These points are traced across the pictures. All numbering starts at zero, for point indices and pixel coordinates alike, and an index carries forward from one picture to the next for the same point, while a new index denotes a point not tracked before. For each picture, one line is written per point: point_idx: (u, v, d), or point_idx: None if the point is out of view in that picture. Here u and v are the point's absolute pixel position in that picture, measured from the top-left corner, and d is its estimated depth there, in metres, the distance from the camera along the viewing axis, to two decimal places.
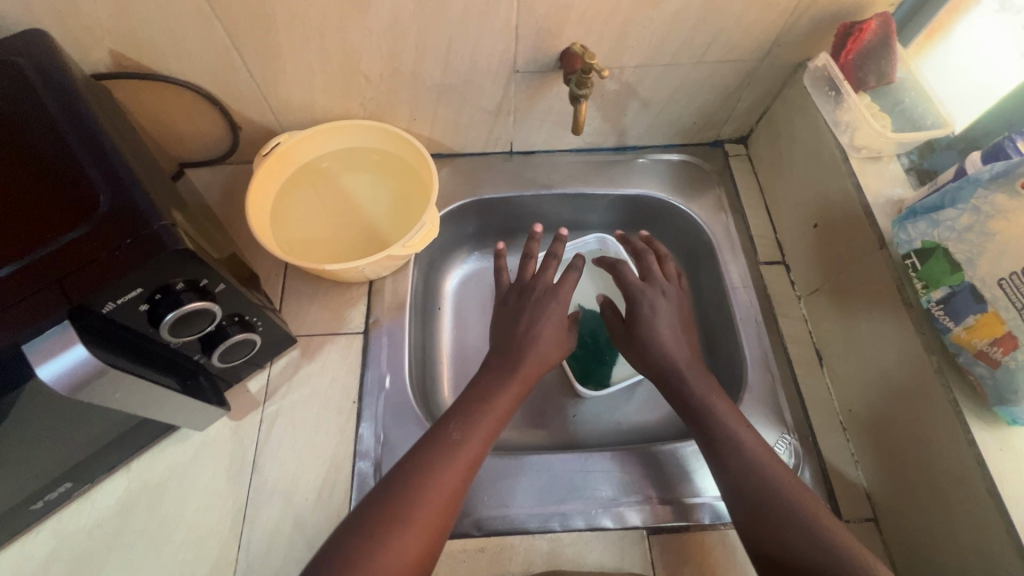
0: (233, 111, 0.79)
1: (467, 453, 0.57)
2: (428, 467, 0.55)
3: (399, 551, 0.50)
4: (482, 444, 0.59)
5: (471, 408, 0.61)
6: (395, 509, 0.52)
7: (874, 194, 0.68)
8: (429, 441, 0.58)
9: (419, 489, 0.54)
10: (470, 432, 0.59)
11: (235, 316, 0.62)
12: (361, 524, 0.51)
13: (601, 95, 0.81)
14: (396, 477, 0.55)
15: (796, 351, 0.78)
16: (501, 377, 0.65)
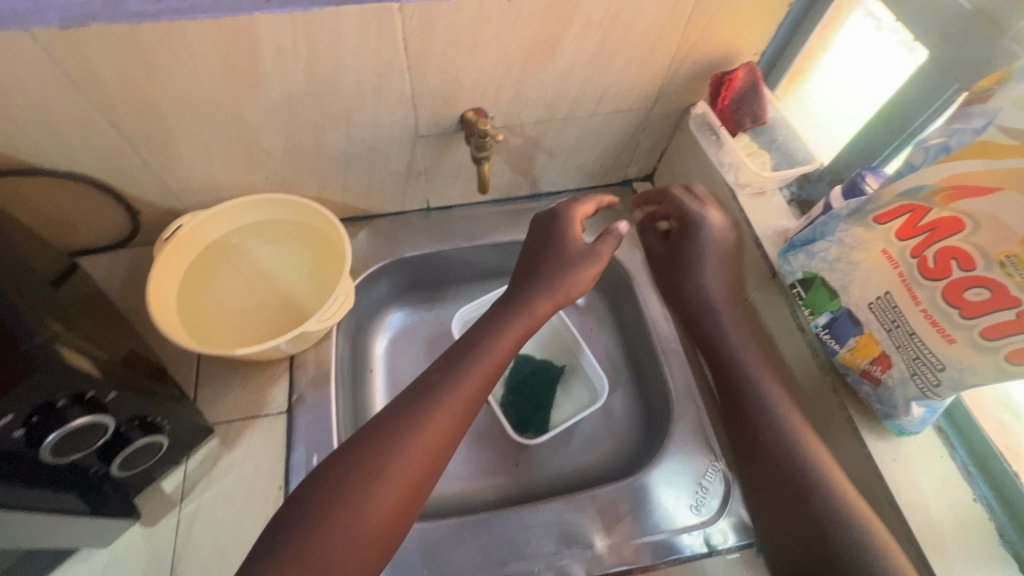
0: (128, 195, 0.76)
1: (433, 428, 0.55)
2: (392, 437, 0.53)
3: (350, 527, 0.49)
4: (447, 421, 0.56)
5: (441, 380, 0.58)
6: (355, 482, 0.50)
7: (762, 226, 0.73)
8: (395, 404, 0.56)
9: (378, 457, 0.52)
10: (436, 406, 0.56)
11: (136, 419, 0.57)
12: (318, 497, 0.50)
13: (507, 149, 0.84)
14: (359, 441, 0.53)
15: (716, 378, 0.81)
16: (473, 351, 0.61)
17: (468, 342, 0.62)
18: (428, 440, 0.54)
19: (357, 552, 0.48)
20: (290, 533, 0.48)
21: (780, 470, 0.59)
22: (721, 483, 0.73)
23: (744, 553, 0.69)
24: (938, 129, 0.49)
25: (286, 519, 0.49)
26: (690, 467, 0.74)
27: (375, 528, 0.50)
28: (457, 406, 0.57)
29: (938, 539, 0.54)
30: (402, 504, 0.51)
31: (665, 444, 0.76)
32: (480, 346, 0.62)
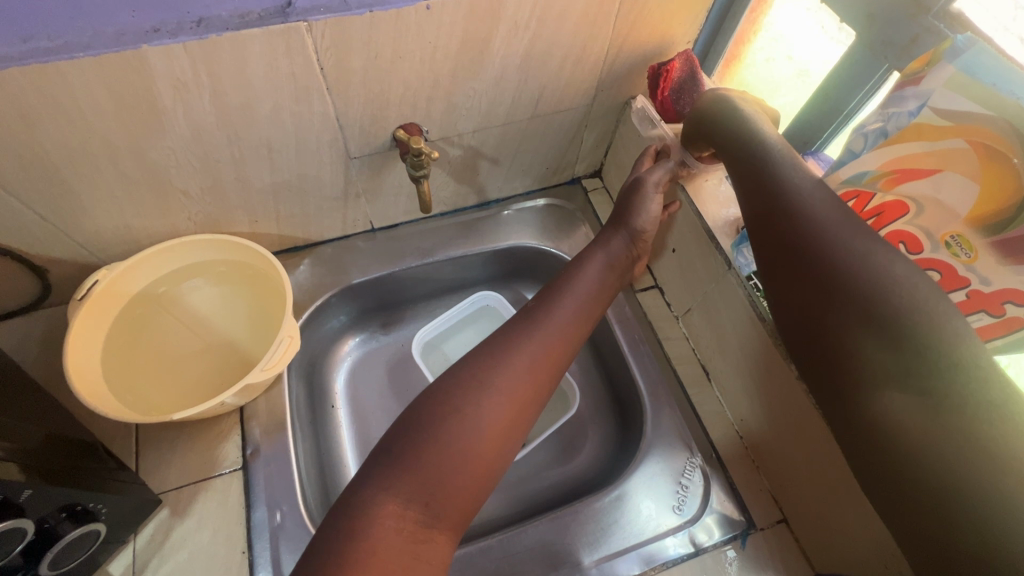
0: (31, 255, 0.68)
1: (524, 360, 0.60)
2: (488, 370, 0.58)
3: (455, 449, 0.53)
4: (536, 354, 0.61)
5: (529, 324, 0.63)
6: (456, 409, 0.55)
7: (713, 217, 0.72)
8: (491, 343, 0.62)
9: (479, 385, 0.57)
10: (525, 342, 0.61)
11: (65, 510, 0.51)
12: (421, 424, 0.55)
13: (448, 161, 0.80)
14: (459, 372, 0.59)
15: (684, 371, 0.80)
16: (567, 296, 0.67)
17: (552, 291, 0.67)
18: (521, 372, 0.59)
19: (463, 474, 0.53)
20: (395, 460, 0.53)
21: (834, 289, 0.50)
22: (700, 479, 0.72)
23: (730, 547, 0.69)
24: (875, 115, 0.53)
25: (391, 449, 0.54)
26: (668, 467, 0.73)
27: (480, 450, 0.55)
28: (545, 342, 0.62)
29: None
30: (501, 432, 0.56)
31: (642, 446, 0.75)
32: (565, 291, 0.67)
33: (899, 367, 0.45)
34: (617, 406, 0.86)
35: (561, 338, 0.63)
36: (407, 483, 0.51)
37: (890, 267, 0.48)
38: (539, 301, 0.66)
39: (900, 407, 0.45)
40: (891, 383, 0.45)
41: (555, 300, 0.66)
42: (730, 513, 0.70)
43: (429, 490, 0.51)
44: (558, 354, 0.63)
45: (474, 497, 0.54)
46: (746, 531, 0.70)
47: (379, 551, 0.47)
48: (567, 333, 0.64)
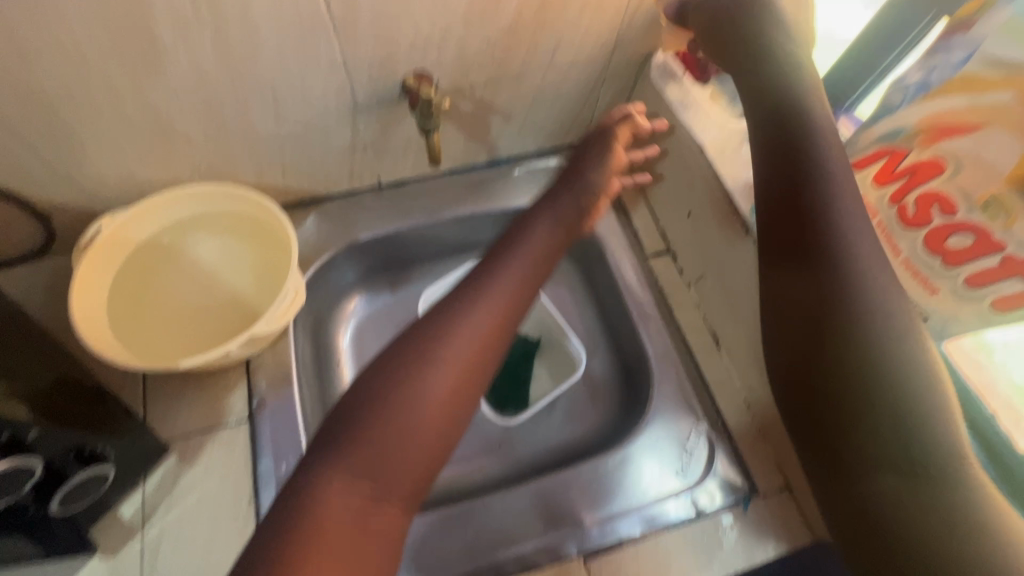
0: (35, 201, 0.67)
1: (463, 334, 0.54)
2: (426, 347, 0.53)
3: (396, 430, 0.50)
4: (474, 325, 0.55)
5: (473, 291, 0.57)
6: (395, 394, 0.51)
7: (732, 180, 0.69)
8: (426, 318, 0.56)
9: (428, 363, 0.52)
10: (467, 311, 0.55)
11: (73, 452, 0.52)
12: (365, 407, 0.51)
13: (458, 115, 0.78)
14: (400, 351, 0.54)
15: (694, 339, 0.79)
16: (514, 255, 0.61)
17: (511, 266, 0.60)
18: (469, 340, 0.54)
19: (410, 458, 0.50)
20: (336, 446, 0.49)
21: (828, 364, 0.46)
22: (705, 445, 0.72)
23: (731, 512, 0.69)
24: (917, 67, 0.54)
25: (331, 433, 0.50)
26: (672, 432, 0.73)
27: (423, 429, 0.50)
28: (481, 314, 0.55)
29: None
30: (448, 409, 0.52)
31: (647, 411, 0.75)
32: (472, 278, 0.59)
33: (874, 390, 0.44)
34: (623, 371, 0.85)
35: (514, 306, 0.58)
36: (345, 471, 0.48)
37: (879, 326, 0.46)
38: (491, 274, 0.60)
39: (893, 493, 0.42)
40: (882, 466, 0.43)
41: (490, 270, 0.60)
42: (733, 480, 0.70)
43: (373, 475, 0.48)
44: (507, 320, 0.57)
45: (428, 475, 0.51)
46: (748, 497, 0.70)
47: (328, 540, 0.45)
48: (515, 298, 0.58)
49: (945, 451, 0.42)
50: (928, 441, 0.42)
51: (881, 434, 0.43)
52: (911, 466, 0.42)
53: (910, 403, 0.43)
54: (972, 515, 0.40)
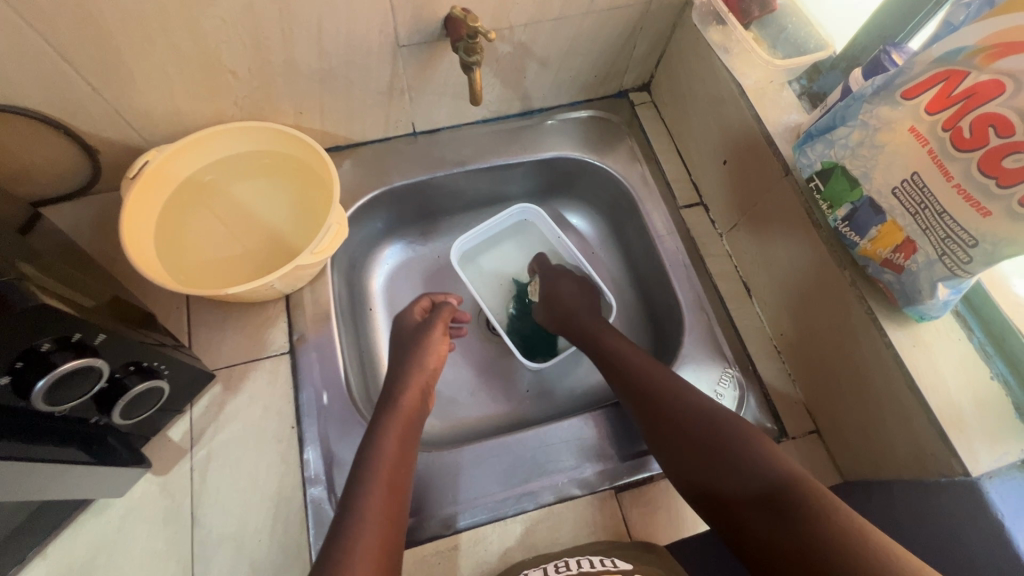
0: (84, 133, 0.68)
1: (410, 402, 0.65)
2: (386, 416, 0.63)
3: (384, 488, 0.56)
4: (412, 398, 0.66)
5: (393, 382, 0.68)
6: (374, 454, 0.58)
7: (773, 123, 0.69)
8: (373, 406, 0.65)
9: (391, 423, 0.62)
10: (398, 394, 0.66)
11: (131, 365, 0.54)
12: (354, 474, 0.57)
13: (495, 59, 0.77)
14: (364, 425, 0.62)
15: (726, 287, 0.80)
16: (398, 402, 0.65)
17: (428, 374, 0.69)
18: (415, 404, 0.66)
19: (386, 515, 0.54)
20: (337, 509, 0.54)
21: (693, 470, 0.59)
22: (736, 388, 0.73)
23: None
24: None
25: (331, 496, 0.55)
26: (704, 376, 0.74)
27: (397, 484, 0.57)
28: (411, 392, 0.66)
29: (961, 420, 0.54)
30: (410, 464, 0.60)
31: (678, 355, 0.76)
32: (412, 367, 0.69)
33: (705, 438, 0.59)
34: (653, 321, 0.86)
35: (416, 392, 0.67)
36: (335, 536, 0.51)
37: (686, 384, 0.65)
38: (437, 351, 0.72)
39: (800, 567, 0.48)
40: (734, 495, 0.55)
41: (401, 373, 0.68)
42: (763, 422, 0.71)
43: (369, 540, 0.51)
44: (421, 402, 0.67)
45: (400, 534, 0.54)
46: (778, 438, 0.71)
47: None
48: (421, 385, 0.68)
49: (820, 519, 0.49)
50: (758, 472, 0.54)
51: (761, 511, 0.53)
52: (745, 489, 0.54)
53: (741, 461, 0.56)
54: (836, 516, 0.49)
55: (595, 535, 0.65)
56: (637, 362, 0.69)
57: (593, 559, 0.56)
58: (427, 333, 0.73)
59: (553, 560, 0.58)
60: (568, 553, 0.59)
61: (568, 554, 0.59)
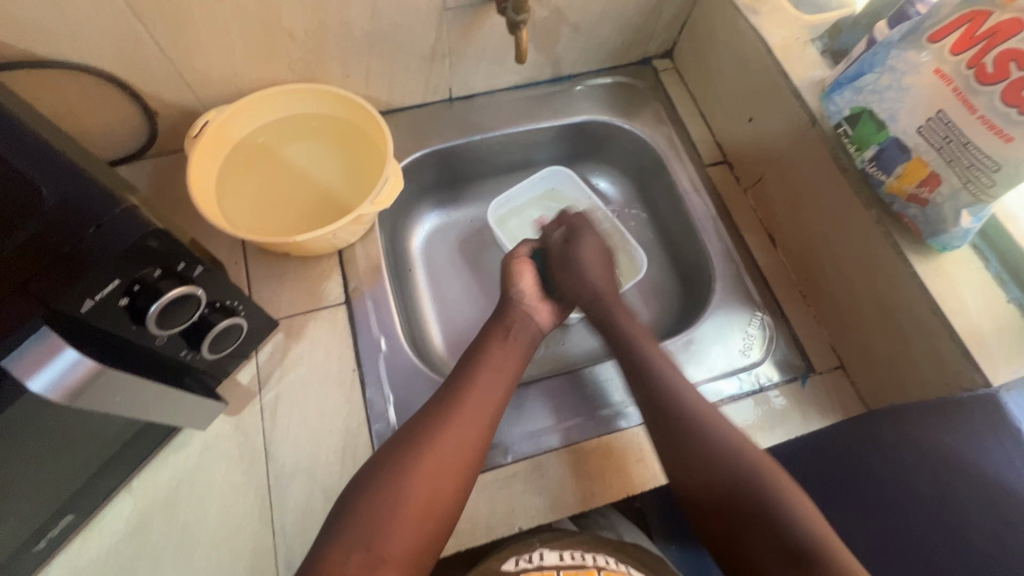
0: (146, 94, 0.71)
1: (484, 392, 0.66)
2: (460, 399, 0.64)
3: (434, 468, 0.59)
4: (490, 382, 0.67)
5: (479, 355, 0.70)
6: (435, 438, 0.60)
7: (799, 77, 0.73)
8: (451, 377, 0.68)
9: (459, 410, 0.63)
10: (476, 375, 0.67)
11: (216, 302, 0.57)
12: (402, 446, 0.60)
13: (532, 23, 0.81)
14: (436, 401, 0.64)
15: (752, 239, 0.84)
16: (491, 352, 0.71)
17: (525, 309, 0.79)
18: (493, 385, 0.67)
19: (433, 497, 0.58)
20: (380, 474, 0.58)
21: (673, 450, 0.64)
22: (765, 329, 0.78)
23: (790, 386, 0.75)
24: None
25: (381, 460, 0.60)
26: (736, 319, 0.79)
27: (449, 467, 0.59)
28: (490, 378, 0.67)
29: (982, 338, 0.59)
30: (476, 454, 0.62)
31: (710, 301, 0.80)
32: (509, 316, 0.77)
33: (719, 464, 0.60)
34: (681, 276, 0.91)
35: (505, 371, 0.69)
36: (382, 501, 0.56)
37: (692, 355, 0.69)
38: (524, 285, 0.81)
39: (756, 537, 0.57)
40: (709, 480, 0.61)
41: (493, 337, 0.74)
42: (792, 359, 0.77)
43: (412, 514, 0.56)
44: (504, 386, 0.68)
45: (455, 508, 0.59)
46: (806, 374, 0.76)
47: (384, 558, 0.54)
48: (507, 365, 0.70)
49: (796, 536, 0.54)
50: (772, 506, 0.56)
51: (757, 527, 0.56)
52: (741, 509, 0.58)
53: (756, 493, 0.58)
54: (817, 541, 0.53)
55: (642, 463, 0.69)
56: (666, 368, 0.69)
57: (605, 558, 0.60)
58: (511, 270, 0.83)
59: (568, 547, 0.61)
60: (577, 545, 0.62)
61: (580, 544, 0.62)
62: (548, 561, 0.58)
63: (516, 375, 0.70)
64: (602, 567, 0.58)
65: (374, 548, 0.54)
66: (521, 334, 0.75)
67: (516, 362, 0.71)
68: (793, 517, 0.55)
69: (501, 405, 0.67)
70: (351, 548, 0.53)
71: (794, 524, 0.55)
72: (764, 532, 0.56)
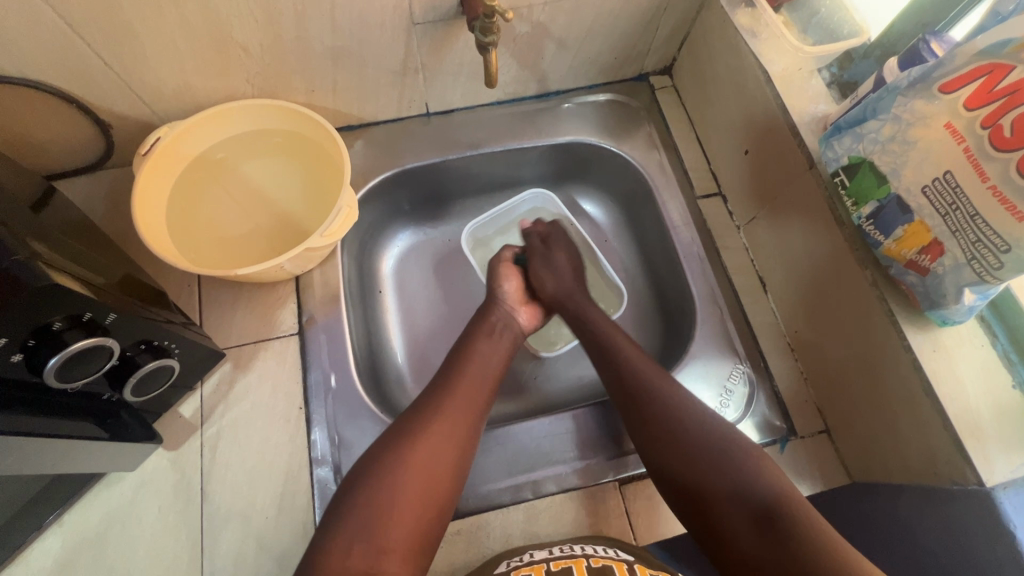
0: (96, 108, 0.68)
1: (474, 388, 0.62)
2: (449, 390, 0.60)
3: (429, 456, 0.54)
4: (483, 377, 0.64)
5: (465, 350, 0.67)
6: (428, 427, 0.56)
7: (800, 112, 0.66)
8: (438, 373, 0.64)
9: (450, 399, 0.60)
10: (462, 370, 0.64)
11: (142, 343, 0.54)
12: (394, 440, 0.55)
13: (513, 39, 0.74)
14: (424, 396, 0.60)
15: (740, 281, 0.78)
16: (491, 342, 0.68)
17: (510, 308, 0.75)
18: (481, 378, 0.63)
19: (431, 492, 0.53)
20: (375, 467, 0.53)
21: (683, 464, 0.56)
22: (746, 384, 0.72)
23: (768, 450, 0.69)
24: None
25: (374, 454, 0.55)
26: (714, 372, 0.73)
27: (443, 458, 0.55)
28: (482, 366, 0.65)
29: (978, 428, 0.52)
30: (470, 443, 0.58)
31: (688, 349, 0.75)
32: (492, 312, 0.74)
33: (682, 439, 0.57)
34: (664, 314, 0.85)
35: (493, 362, 0.66)
36: (379, 492, 0.51)
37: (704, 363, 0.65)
38: (508, 288, 0.78)
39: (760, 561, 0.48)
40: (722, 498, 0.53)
41: (478, 331, 0.70)
42: (772, 420, 0.71)
43: (412, 503, 0.52)
44: (492, 381, 0.64)
45: (451, 496, 0.55)
46: (786, 437, 0.70)
47: (386, 544, 0.49)
48: (494, 358, 0.67)
49: (756, 494, 0.52)
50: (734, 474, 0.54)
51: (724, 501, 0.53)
52: (705, 480, 0.54)
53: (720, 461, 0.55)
54: (778, 500, 0.51)
55: (596, 526, 0.65)
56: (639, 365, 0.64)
57: (596, 547, 0.57)
58: (497, 273, 0.79)
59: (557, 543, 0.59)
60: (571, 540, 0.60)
61: (572, 541, 0.59)
62: (537, 557, 0.56)
63: (503, 368, 0.67)
64: (592, 554, 0.55)
65: (375, 535, 0.49)
66: (504, 330, 0.72)
67: (505, 356, 0.69)
68: (757, 482, 0.53)
69: (490, 399, 0.63)
70: (352, 542, 0.48)
71: (756, 487, 0.52)
72: (727, 496, 0.53)
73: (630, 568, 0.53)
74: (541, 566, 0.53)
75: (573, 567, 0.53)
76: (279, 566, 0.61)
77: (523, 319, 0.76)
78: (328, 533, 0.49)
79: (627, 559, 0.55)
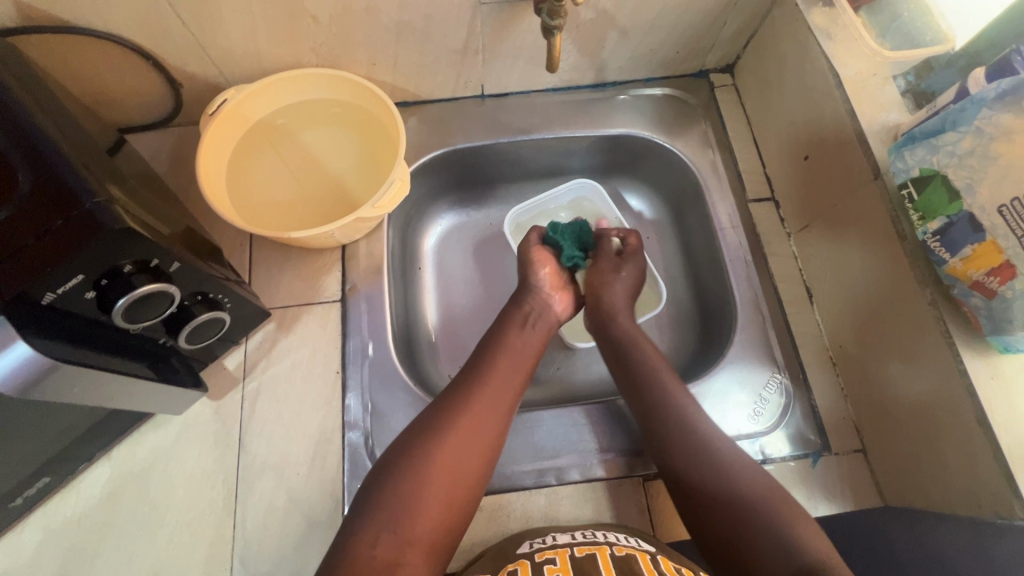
0: (170, 66, 0.70)
1: (503, 384, 0.61)
2: (477, 385, 0.60)
3: (454, 453, 0.55)
4: (512, 365, 0.64)
5: (495, 344, 0.66)
6: (459, 422, 0.57)
7: (869, 120, 0.64)
8: (468, 366, 0.64)
9: (481, 393, 0.60)
10: (492, 364, 0.63)
11: (199, 294, 0.57)
12: (419, 436, 0.55)
13: (576, 25, 0.74)
14: (453, 389, 0.60)
15: (785, 290, 0.76)
16: (528, 327, 0.70)
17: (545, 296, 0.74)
18: (511, 373, 0.63)
19: (457, 490, 0.54)
20: (402, 462, 0.54)
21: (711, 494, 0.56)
22: (782, 394, 0.71)
23: (798, 463, 0.68)
24: None
25: (401, 449, 0.55)
26: (750, 379, 0.71)
27: (467, 454, 0.55)
28: (515, 358, 0.65)
29: None
30: (498, 432, 0.59)
31: (725, 353, 0.73)
32: (526, 304, 0.73)
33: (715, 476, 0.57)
34: (702, 317, 0.84)
35: (524, 358, 0.66)
36: (407, 484, 0.52)
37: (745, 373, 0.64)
38: (545, 273, 0.76)
39: None
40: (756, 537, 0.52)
41: (511, 321, 0.70)
42: (806, 433, 0.69)
43: (437, 497, 0.52)
44: (521, 379, 0.64)
45: (474, 494, 0.55)
46: (819, 452, 0.68)
47: (412, 538, 0.50)
48: (525, 351, 0.67)
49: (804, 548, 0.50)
50: (775, 526, 0.52)
51: (764, 550, 0.51)
52: (739, 520, 0.54)
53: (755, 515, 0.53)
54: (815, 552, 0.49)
55: (617, 518, 0.65)
56: (679, 403, 0.63)
57: (618, 535, 0.57)
58: (530, 257, 0.77)
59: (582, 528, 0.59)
60: (595, 526, 0.60)
61: (593, 527, 0.60)
62: (560, 540, 0.56)
63: (532, 363, 0.67)
64: (616, 544, 0.55)
65: (402, 527, 0.50)
66: (540, 321, 0.72)
67: (535, 351, 0.68)
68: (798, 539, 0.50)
69: (518, 394, 0.63)
70: (378, 534, 0.49)
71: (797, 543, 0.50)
72: (771, 545, 0.51)
73: (653, 560, 0.53)
74: (565, 551, 0.54)
75: (597, 555, 0.53)
76: (307, 521, 0.64)
77: (558, 306, 0.76)
78: (354, 521, 0.51)
79: (649, 549, 0.55)
